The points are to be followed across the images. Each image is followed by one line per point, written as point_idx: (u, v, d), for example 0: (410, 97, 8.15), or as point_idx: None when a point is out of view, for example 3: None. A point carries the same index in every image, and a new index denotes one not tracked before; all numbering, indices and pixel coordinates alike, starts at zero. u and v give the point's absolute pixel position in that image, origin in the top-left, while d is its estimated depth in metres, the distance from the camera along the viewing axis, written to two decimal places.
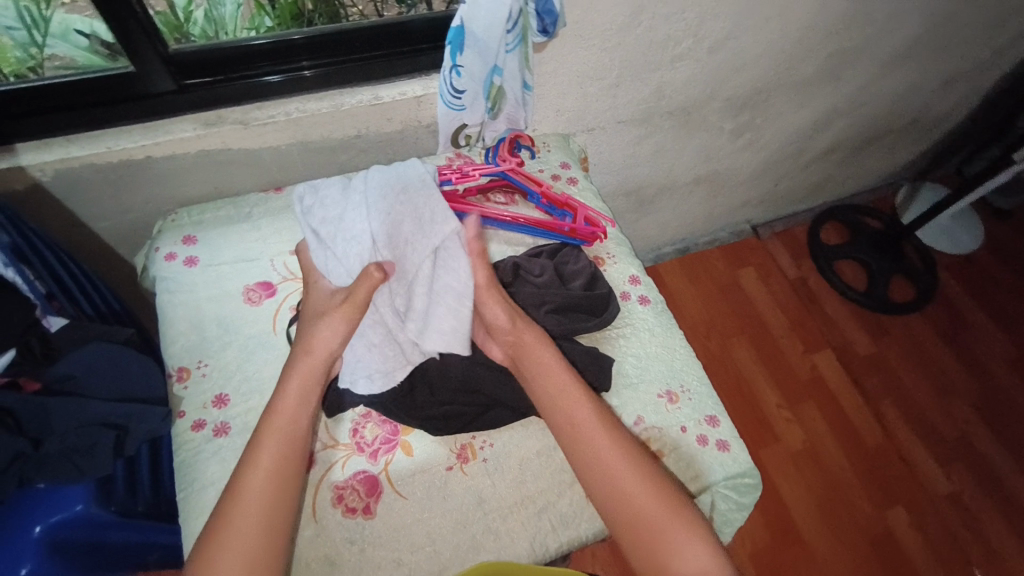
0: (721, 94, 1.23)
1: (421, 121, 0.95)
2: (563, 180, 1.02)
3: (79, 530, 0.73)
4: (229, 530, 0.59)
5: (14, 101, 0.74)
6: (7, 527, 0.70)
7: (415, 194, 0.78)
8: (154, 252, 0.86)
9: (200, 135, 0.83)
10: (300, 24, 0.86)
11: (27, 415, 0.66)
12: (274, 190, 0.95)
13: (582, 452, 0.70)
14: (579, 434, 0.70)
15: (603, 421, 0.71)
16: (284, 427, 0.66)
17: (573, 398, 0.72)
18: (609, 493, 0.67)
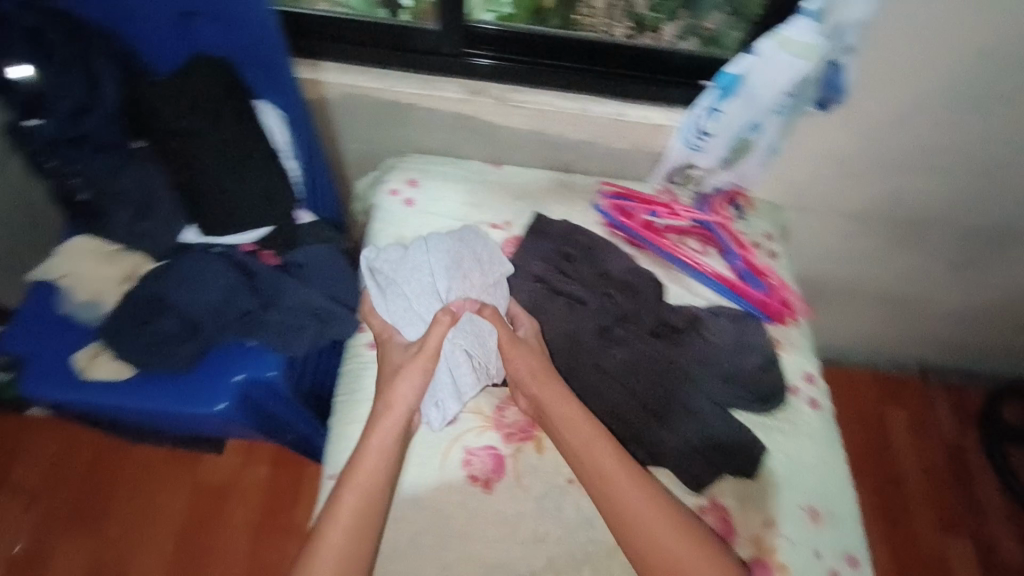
0: (969, 221, 1.07)
1: (649, 148, 0.92)
2: (765, 251, 0.95)
3: (264, 395, 0.76)
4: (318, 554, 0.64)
5: (328, 27, 0.84)
6: (208, 370, 0.73)
7: (463, 245, 0.81)
8: (381, 183, 0.95)
9: (462, 100, 0.86)
10: (537, 20, 0.87)
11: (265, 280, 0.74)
12: (493, 164, 0.99)
13: (612, 505, 0.69)
14: (608, 487, 0.70)
15: (628, 474, 0.70)
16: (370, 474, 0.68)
17: (603, 448, 0.71)
18: (644, 551, 0.66)
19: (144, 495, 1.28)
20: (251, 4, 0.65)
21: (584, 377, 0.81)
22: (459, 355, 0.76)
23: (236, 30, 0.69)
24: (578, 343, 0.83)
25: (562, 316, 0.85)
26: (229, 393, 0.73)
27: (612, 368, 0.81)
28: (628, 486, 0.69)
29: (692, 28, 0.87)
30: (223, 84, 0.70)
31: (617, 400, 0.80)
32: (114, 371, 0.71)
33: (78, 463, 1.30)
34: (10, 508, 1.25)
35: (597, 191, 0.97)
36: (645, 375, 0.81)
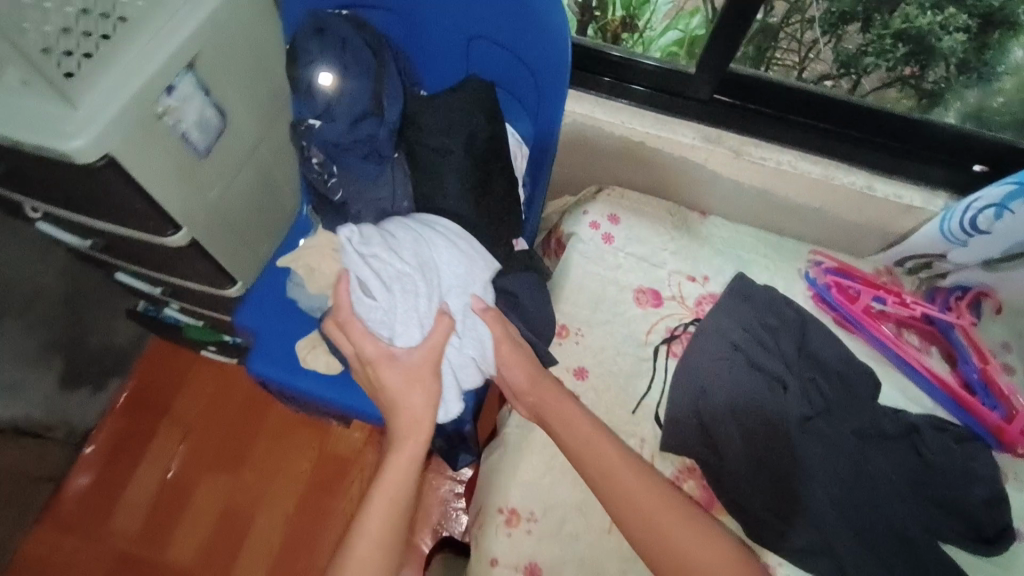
0: None
1: (887, 228, 0.86)
2: (1004, 364, 0.84)
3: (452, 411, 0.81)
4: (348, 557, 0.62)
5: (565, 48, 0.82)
6: None
7: (450, 233, 0.68)
8: (581, 212, 0.93)
9: (695, 146, 0.82)
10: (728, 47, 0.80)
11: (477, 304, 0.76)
12: (699, 214, 0.93)
13: (642, 538, 0.62)
14: (638, 519, 0.63)
15: (655, 499, 0.63)
16: (399, 482, 0.65)
17: (632, 480, 0.64)
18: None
19: (278, 452, 1.35)
20: (557, 41, 0.63)
21: (784, 468, 0.73)
22: (461, 360, 0.68)
23: (525, 71, 0.68)
24: (778, 433, 0.75)
25: (760, 397, 0.77)
26: None
27: (814, 468, 0.73)
28: (656, 511, 0.63)
29: (901, 77, 0.82)
30: (488, 107, 0.70)
31: (817, 503, 0.71)
32: (328, 365, 0.73)
33: (228, 407, 1.38)
34: (168, 433, 1.35)
35: (808, 259, 0.90)
36: (848, 483, 0.73)
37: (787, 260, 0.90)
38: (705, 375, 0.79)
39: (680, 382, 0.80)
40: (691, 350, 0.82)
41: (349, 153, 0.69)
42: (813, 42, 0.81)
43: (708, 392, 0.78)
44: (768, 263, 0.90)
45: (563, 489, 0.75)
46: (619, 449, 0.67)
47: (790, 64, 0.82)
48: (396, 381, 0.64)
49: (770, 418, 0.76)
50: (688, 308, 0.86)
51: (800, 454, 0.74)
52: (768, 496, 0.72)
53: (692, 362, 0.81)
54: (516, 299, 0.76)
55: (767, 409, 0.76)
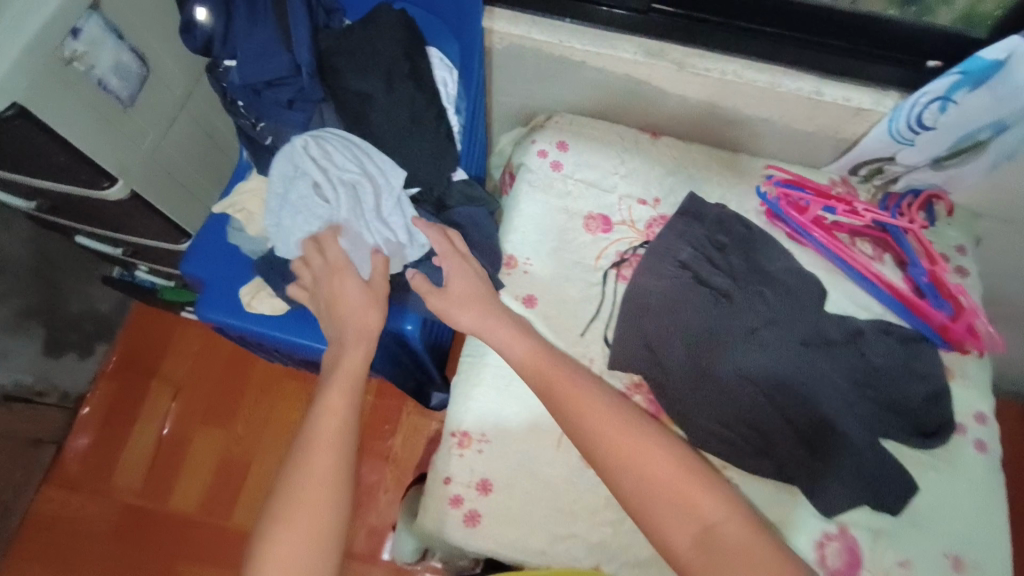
0: None
1: (839, 133, 0.83)
2: (951, 267, 0.84)
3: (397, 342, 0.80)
4: (285, 523, 0.55)
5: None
6: None
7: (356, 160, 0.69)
8: (530, 142, 0.92)
9: (638, 61, 0.80)
10: None
11: None
12: (650, 134, 0.92)
13: (640, 488, 0.59)
14: (635, 471, 0.60)
15: (649, 443, 0.61)
16: (332, 434, 0.61)
17: (627, 429, 0.62)
18: (672, 527, 0.58)
19: (265, 407, 1.39)
20: None
21: (729, 377, 0.75)
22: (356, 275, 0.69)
23: None
24: (723, 342, 0.76)
25: (705, 310, 0.77)
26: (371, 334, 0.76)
27: (759, 376, 0.74)
28: (653, 456, 0.60)
29: None
30: (406, 40, 0.72)
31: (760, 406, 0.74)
32: (273, 307, 0.75)
33: (213, 369, 1.41)
34: (155, 397, 1.39)
35: (763, 175, 0.89)
36: (796, 385, 0.74)
37: (739, 177, 0.89)
38: (651, 295, 0.79)
39: (629, 303, 0.79)
40: (637, 270, 0.82)
41: (268, 101, 0.70)
42: None
43: (653, 307, 0.79)
44: (721, 180, 0.88)
45: (511, 412, 0.76)
46: (606, 402, 0.64)
47: None
48: (354, 302, 0.66)
49: (718, 332, 0.76)
50: (638, 231, 0.86)
51: (746, 362, 0.75)
52: (714, 403, 0.74)
53: (637, 286, 0.80)
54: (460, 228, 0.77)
55: (708, 322, 0.77)
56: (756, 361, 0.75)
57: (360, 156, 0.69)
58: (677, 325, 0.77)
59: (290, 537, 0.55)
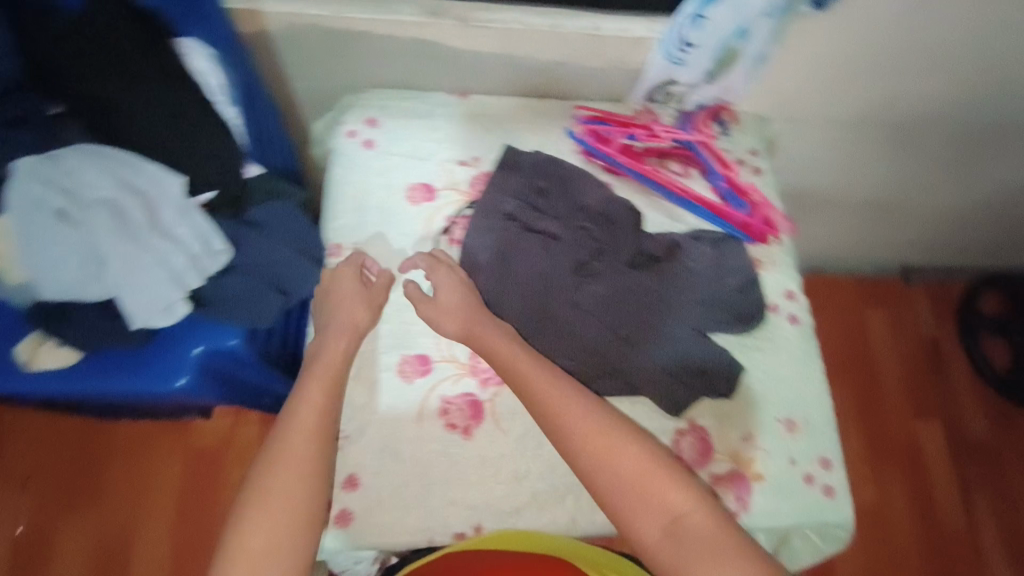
0: (958, 120, 1.03)
1: (628, 64, 0.87)
2: (748, 168, 0.92)
3: (228, 363, 0.78)
4: (262, 505, 0.62)
5: None
6: (167, 346, 0.75)
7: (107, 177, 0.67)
8: (338, 124, 0.88)
9: (420, 23, 0.78)
10: None
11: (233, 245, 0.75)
12: (459, 95, 0.91)
13: (606, 483, 0.65)
14: (593, 454, 0.66)
15: (621, 445, 0.66)
16: (307, 426, 0.67)
17: (588, 423, 0.68)
18: (633, 512, 0.63)
19: (141, 463, 1.28)
20: None
21: (568, 313, 0.80)
22: (147, 296, 0.68)
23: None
24: (556, 283, 0.81)
25: (536, 256, 0.82)
26: (191, 362, 0.75)
27: (593, 305, 0.81)
28: (621, 458, 0.65)
29: None
30: (141, 35, 0.67)
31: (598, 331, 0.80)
32: (58, 359, 0.72)
33: (69, 440, 1.28)
34: (4, 492, 1.24)
35: (572, 117, 0.91)
36: (626, 307, 0.82)
37: (550, 123, 0.90)
38: (484, 252, 0.82)
39: (466, 265, 0.81)
40: (468, 229, 0.83)
41: None
42: None
43: (487, 262, 0.81)
44: (534, 129, 0.90)
45: (359, 417, 0.78)
46: (575, 394, 0.70)
47: None
48: (343, 298, 0.76)
49: (550, 274, 0.81)
50: (464, 193, 0.86)
51: (580, 295, 0.81)
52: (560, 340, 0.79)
53: (470, 247, 0.82)
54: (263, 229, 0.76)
55: (540, 265, 0.81)
56: (587, 292, 0.81)
57: (119, 173, 0.67)
58: (512, 276, 0.81)
59: (269, 516, 0.61)
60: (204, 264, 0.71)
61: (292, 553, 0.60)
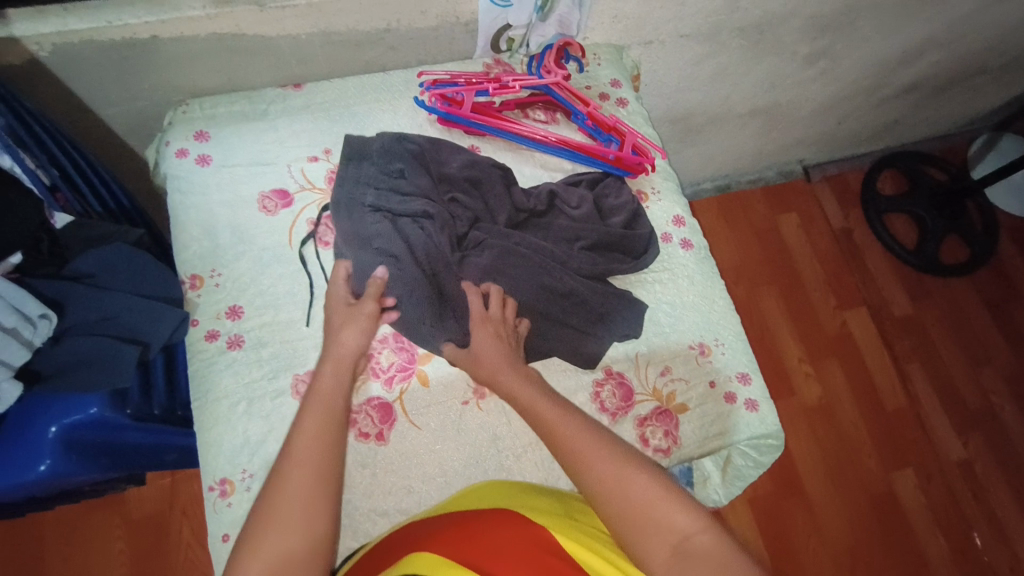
0: (805, 11, 1.03)
1: (460, 17, 0.83)
2: (612, 101, 0.90)
3: (97, 431, 0.71)
4: (274, 519, 0.56)
5: None
6: (20, 431, 0.68)
7: None
8: (165, 146, 0.80)
9: (211, 16, 0.73)
10: None
11: (68, 304, 0.68)
12: (293, 87, 0.85)
13: (582, 462, 0.62)
14: (588, 463, 0.62)
15: (591, 436, 0.64)
16: (322, 426, 0.63)
17: (567, 418, 0.66)
18: (608, 492, 0.60)
19: (77, 550, 1.17)
20: None
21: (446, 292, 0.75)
22: None
23: None
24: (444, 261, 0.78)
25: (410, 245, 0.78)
26: (51, 442, 0.68)
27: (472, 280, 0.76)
28: (590, 452, 0.62)
29: None
30: None
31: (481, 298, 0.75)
32: None
33: None
34: None
35: (418, 85, 0.86)
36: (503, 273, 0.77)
37: (396, 96, 0.85)
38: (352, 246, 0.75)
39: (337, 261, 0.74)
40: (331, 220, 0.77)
41: None
42: None
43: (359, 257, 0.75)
44: (382, 105, 0.84)
45: None
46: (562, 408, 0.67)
47: None
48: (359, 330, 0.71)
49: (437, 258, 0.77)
50: (321, 190, 0.79)
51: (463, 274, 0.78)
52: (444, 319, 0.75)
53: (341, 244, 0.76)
54: (96, 279, 0.70)
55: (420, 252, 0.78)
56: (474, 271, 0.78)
57: None
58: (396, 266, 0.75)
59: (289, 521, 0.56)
60: (26, 336, 0.63)
61: (300, 575, 0.54)
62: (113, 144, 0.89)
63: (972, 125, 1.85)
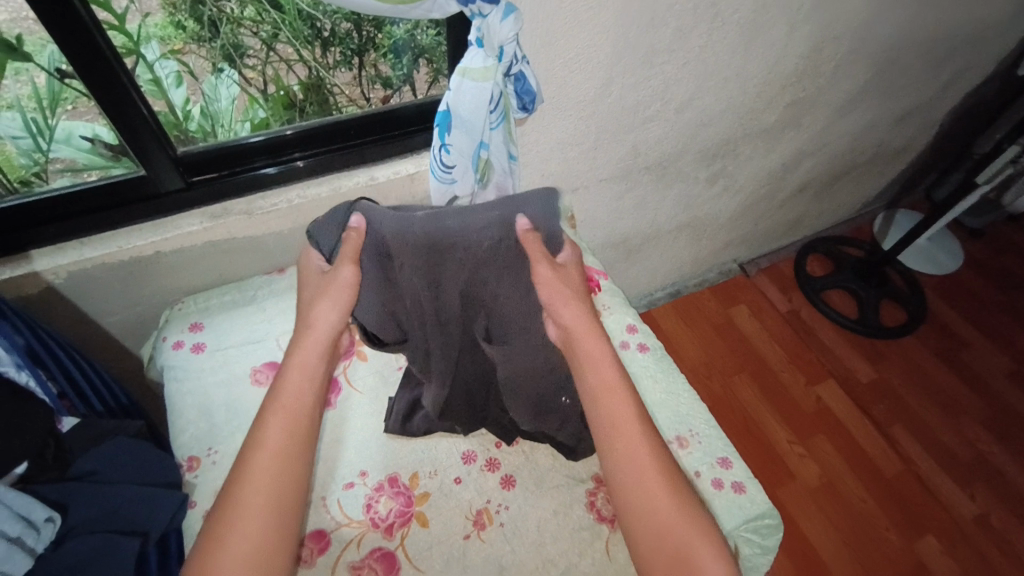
0: (693, 148, 1.26)
1: (416, 195, 1.00)
2: None
3: None
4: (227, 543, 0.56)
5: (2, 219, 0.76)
6: None
7: None
8: (162, 341, 0.88)
9: (206, 228, 0.87)
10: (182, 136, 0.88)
11: (69, 506, 0.69)
12: (277, 272, 0.98)
13: (622, 461, 0.66)
14: (626, 463, 0.66)
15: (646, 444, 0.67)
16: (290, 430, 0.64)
17: (625, 411, 0.69)
18: (635, 493, 0.64)
19: None
20: None
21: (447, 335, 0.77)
22: None
23: None
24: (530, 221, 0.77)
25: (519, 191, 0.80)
26: None
27: (526, 298, 0.79)
28: (639, 456, 0.66)
29: (237, 78, 0.89)
30: None
31: (557, 303, 0.76)
32: None
33: None
34: None
35: None
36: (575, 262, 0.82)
37: None
38: (387, 228, 0.74)
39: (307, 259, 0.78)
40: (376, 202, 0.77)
41: None
42: (184, 100, 0.87)
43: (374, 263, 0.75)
44: None
45: None
46: (628, 402, 0.69)
47: (195, 97, 0.88)
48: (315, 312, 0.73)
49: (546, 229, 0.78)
50: None
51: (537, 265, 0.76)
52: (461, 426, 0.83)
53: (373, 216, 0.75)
54: (99, 474, 0.73)
55: (517, 199, 0.78)
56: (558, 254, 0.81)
57: None
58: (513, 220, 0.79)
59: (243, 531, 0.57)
60: (30, 543, 0.64)
61: None
62: (113, 349, 0.98)
63: (868, 208, 2.14)
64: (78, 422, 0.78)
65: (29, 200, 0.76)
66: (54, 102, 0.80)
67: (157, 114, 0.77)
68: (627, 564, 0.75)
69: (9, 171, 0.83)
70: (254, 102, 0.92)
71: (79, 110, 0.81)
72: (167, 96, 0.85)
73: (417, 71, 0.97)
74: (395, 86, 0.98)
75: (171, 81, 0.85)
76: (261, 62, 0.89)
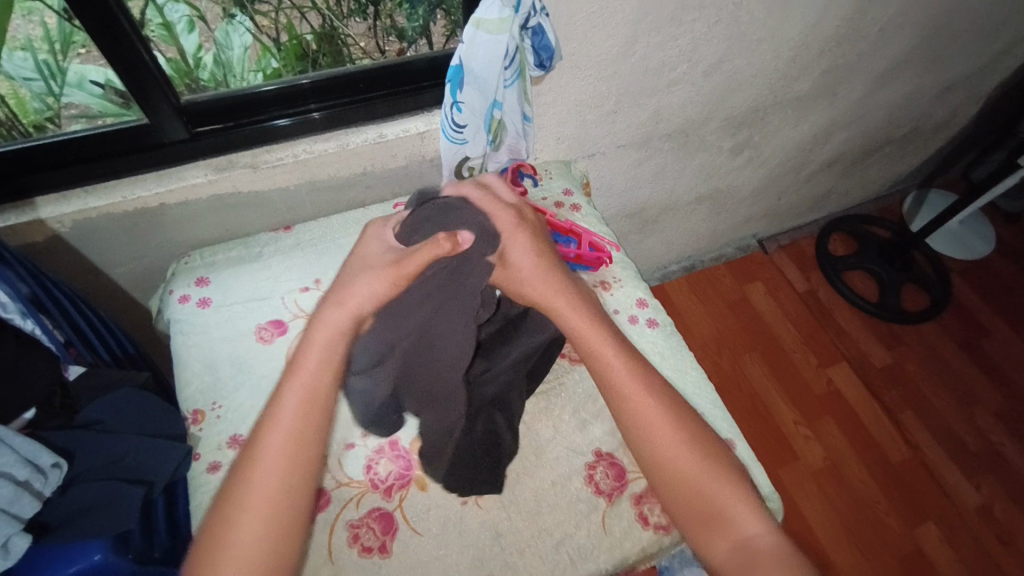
0: (719, 114, 1.20)
1: (426, 155, 0.97)
2: (567, 208, 1.02)
3: None
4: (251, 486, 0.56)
5: (11, 162, 0.75)
6: None
7: None
8: (169, 294, 0.88)
9: (212, 181, 0.85)
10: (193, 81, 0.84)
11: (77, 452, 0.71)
12: (283, 230, 0.96)
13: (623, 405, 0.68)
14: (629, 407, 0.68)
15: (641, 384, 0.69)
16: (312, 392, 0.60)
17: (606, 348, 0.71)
18: (647, 436, 0.66)
19: None
20: None
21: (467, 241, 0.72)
22: None
23: None
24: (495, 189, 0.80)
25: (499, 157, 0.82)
26: None
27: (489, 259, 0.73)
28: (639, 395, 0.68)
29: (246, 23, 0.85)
30: None
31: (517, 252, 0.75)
32: None
33: None
34: None
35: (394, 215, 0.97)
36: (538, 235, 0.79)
37: None
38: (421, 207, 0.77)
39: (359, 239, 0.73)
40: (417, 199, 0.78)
41: None
42: (195, 47, 0.83)
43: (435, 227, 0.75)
44: None
45: None
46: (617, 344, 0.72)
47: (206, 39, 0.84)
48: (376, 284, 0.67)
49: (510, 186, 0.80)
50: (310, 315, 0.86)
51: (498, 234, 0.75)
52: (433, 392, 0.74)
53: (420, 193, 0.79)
54: (105, 424, 0.74)
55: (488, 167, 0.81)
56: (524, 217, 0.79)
57: None
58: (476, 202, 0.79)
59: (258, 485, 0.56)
60: (37, 488, 0.65)
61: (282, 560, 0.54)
62: (121, 300, 0.99)
63: (899, 186, 2.05)
64: (83, 371, 0.79)
65: (38, 145, 0.75)
66: (67, 44, 0.77)
67: (161, 63, 0.74)
68: (623, 537, 0.76)
69: (21, 114, 0.81)
70: (266, 51, 0.88)
71: (92, 53, 0.78)
72: (178, 43, 0.82)
73: (434, 22, 0.92)
74: (410, 38, 0.94)
75: (183, 26, 0.81)
76: (273, 9, 0.86)
